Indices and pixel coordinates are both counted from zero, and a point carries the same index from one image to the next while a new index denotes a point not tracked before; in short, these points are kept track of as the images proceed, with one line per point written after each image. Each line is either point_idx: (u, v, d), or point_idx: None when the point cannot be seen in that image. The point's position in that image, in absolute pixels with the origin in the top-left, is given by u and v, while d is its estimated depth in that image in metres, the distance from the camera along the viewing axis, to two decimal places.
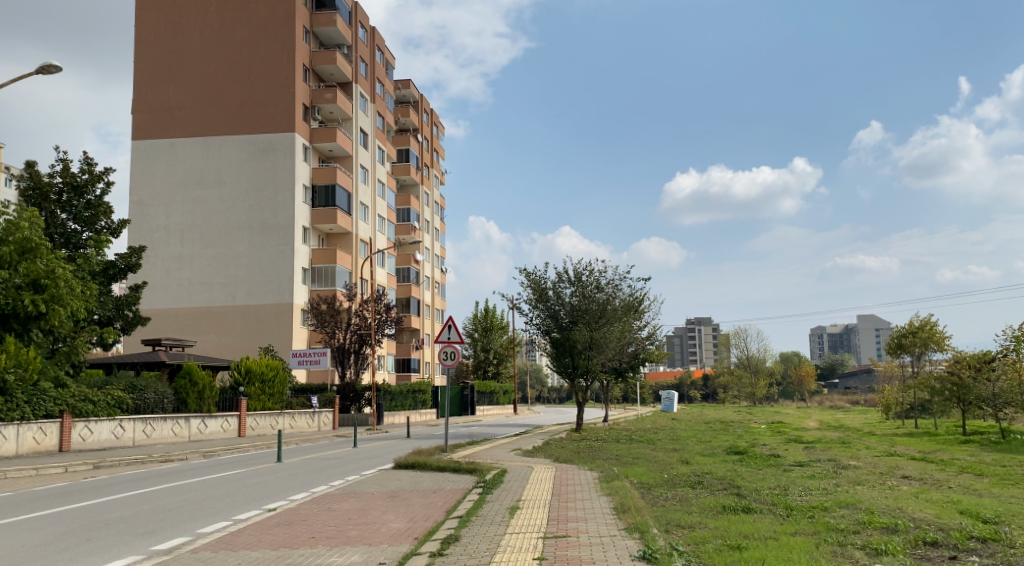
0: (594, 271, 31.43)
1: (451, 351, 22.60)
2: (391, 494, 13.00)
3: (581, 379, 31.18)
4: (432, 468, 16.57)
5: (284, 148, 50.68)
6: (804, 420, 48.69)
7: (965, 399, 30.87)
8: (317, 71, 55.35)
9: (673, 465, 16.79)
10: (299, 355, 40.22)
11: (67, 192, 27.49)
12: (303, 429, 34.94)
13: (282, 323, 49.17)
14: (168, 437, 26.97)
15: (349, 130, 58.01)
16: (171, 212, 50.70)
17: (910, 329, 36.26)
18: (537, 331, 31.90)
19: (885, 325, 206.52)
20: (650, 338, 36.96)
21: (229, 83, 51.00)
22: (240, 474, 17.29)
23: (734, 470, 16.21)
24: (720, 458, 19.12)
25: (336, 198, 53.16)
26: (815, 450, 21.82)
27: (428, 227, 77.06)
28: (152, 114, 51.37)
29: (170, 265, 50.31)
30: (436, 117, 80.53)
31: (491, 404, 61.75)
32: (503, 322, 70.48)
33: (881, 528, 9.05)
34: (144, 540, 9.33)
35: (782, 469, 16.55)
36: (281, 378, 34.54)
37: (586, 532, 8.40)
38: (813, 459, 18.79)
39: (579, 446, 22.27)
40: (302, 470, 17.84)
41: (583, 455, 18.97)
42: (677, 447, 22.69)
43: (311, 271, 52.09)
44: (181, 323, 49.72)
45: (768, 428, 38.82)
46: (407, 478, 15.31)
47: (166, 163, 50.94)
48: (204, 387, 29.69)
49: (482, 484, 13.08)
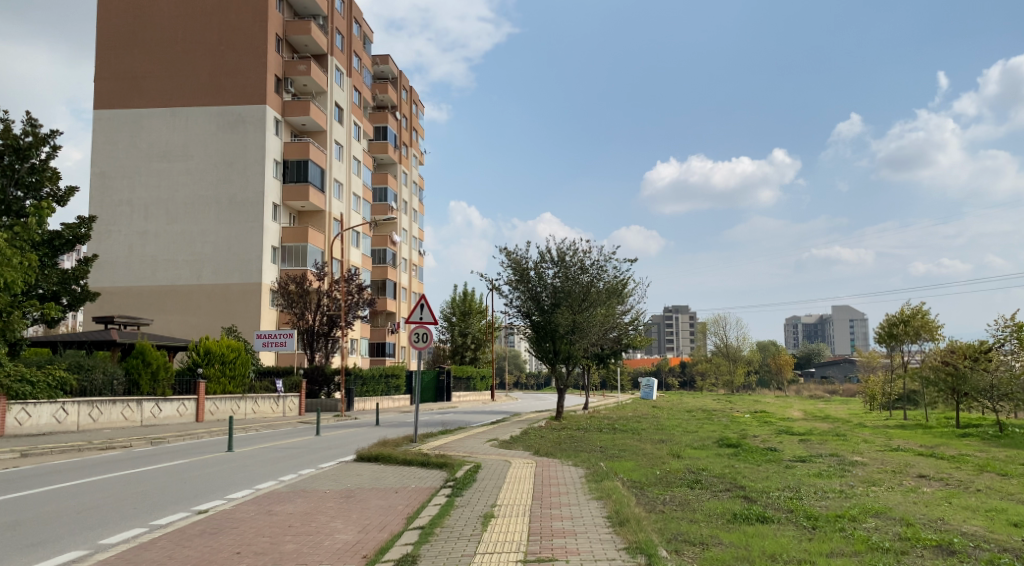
0: (577, 251, 29.76)
1: (423, 332, 20.87)
2: (347, 493, 11.28)
3: (562, 365, 29.75)
4: (397, 462, 14.89)
5: (254, 120, 48.45)
6: (788, 409, 47.33)
7: (960, 391, 29.51)
8: (291, 41, 53.02)
9: (664, 461, 15.19)
10: (264, 336, 38.03)
11: (9, 154, 25.19)
12: (266, 414, 33.11)
13: (250, 304, 47.13)
14: (118, 422, 25.10)
15: (323, 104, 55.82)
16: (135, 185, 48.34)
17: (901, 317, 34.90)
18: (517, 314, 30.25)
19: (860, 316, 207.39)
20: (633, 323, 35.36)
21: (196, 52, 48.54)
22: (186, 466, 15.48)
23: (734, 466, 14.62)
24: (713, 452, 17.55)
25: (308, 173, 51.00)
26: (813, 443, 20.35)
27: (405, 207, 75.01)
28: (114, 81, 48.80)
29: (133, 241, 47.97)
30: (415, 94, 78.34)
31: (467, 390, 60.18)
32: (482, 306, 68.87)
33: (933, 547, 7.46)
34: (26, 556, 7.55)
35: (785, 465, 15.01)
36: (244, 360, 32.65)
37: (578, 553, 6.73)
38: (814, 454, 17.25)
39: (560, 436, 20.67)
40: (254, 461, 16.05)
41: (565, 447, 17.31)
42: (664, 438, 21.10)
43: (281, 250, 50.00)
44: (144, 302, 47.46)
45: (753, 417, 37.51)
46: (369, 474, 13.60)
47: (129, 134, 48.52)
48: (158, 367, 27.68)
49: (452, 484, 11.34)
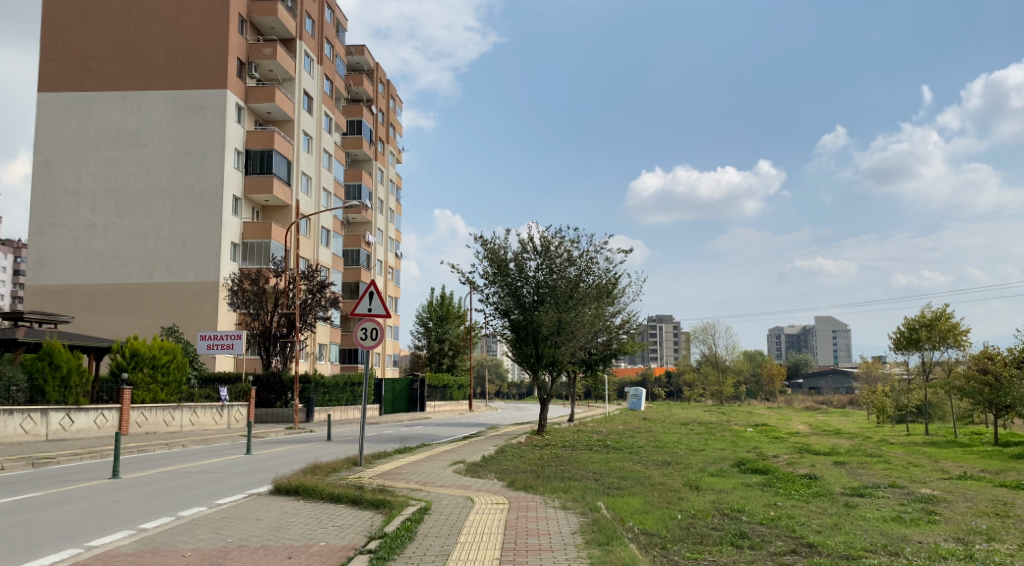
0: (564, 240, 25.95)
1: (372, 327, 16.49)
2: (213, 560, 7.28)
3: (545, 371, 25.94)
4: (320, 498, 10.95)
5: (212, 105, 44.27)
6: (790, 423, 43.23)
7: (1001, 404, 25.77)
8: (256, 23, 48.93)
9: (681, 497, 11.35)
10: (209, 338, 33.83)
11: None
12: (207, 427, 29.10)
13: (206, 304, 42.87)
14: (15, 436, 21.06)
15: (291, 91, 51.73)
16: (82, 174, 44.05)
17: (922, 321, 31.06)
18: (495, 313, 26.34)
19: (843, 327, 206.49)
20: (624, 326, 31.57)
21: (151, 31, 44.37)
22: (48, 501, 11.41)
23: (776, 505, 10.74)
24: (738, 481, 13.61)
25: (272, 164, 46.86)
26: (853, 467, 16.47)
27: (382, 207, 70.97)
28: (62, 62, 44.55)
29: (80, 236, 43.67)
30: (393, 89, 74.33)
31: (443, 400, 56.11)
32: (460, 310, 64.88)
33: None
34: None
35: (842, 503, 11.14)
36: (180, 363, 28.58)
37: None
38: (872, 484, 13.37)
39: (541, 457, 16.84)
40: (144, 494, 12.03)
41: (549, 475, 13.32)
42: (669, 460, 17.25)
43: (242, 247, 45.83)
44: (90, 302, 43.15)
45: (756, 431, 33.39)
46: (274, 519, 9.60)
47: (78, 119, 44.30)
48: (69, 372, 23.64)
49: (372, 549, 7.19)
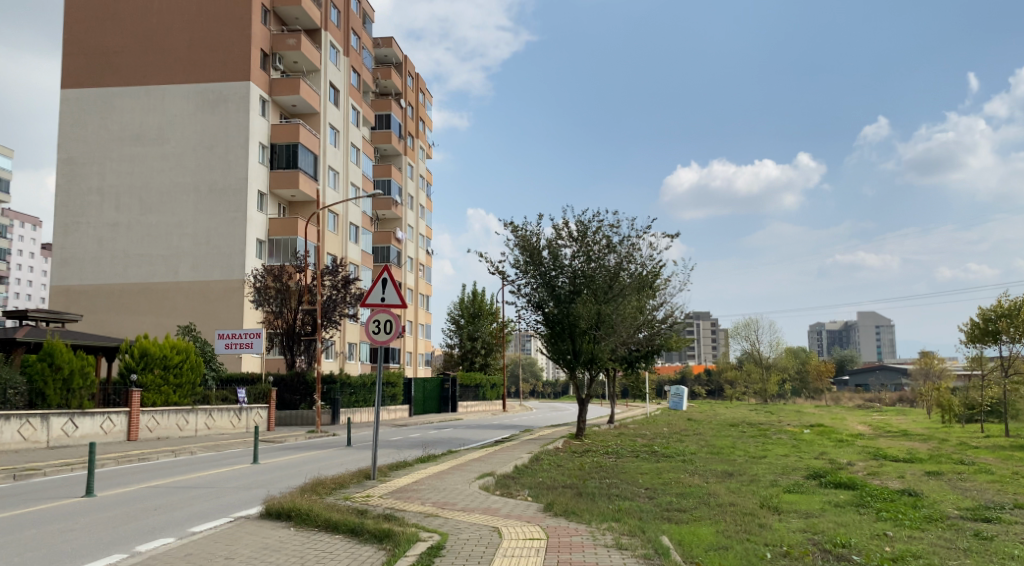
0: (602, 226, 23.76)
1: (384, 319, 14.38)
2: None
3: (582, 370, 23.53)
4: (315, 527, 8.86)
5: (235, 98, 42.58)
6: (847, 422, 40.26)
7: None
8: (280, 14, 47.27)
9: (762, 523, 9.07)
10: (228, 336, 32.12)
11: None
12: (225, 430, 27.47)
13: (231, 303, 41.30)
14: (11, 443, 19.41)
15: (317, 83, 49.96)
16: (105, 171, 42.75)
17: (1000, 311, 28.21)
18: (528, 307, 24.09)
19: (887, 321, 201.29)
20: (667, 319, 29.24)
21: (174, 23, 42.89)
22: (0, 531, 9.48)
23: (888, 536, 8.43)
24: (822, 500, 11.27)
25: (298, 158, 45.07)
26: (948, 478, 14.01)
27: (412, 202, 69.07)
28: (86, 58, 43.33)
29: (104, 235, 42.36)
30: (422, 83, 72.51)
31: (476, 400, 54.11)
32: (493, 307, 62.78)
33: None
34: None
35: (971, 532, 8.74)
36: (194, 362, 26.86)
37: None
38: (993, 503, 10.92)
39: (582, 468, 14.62)
40: (119, 520, 10.05)
41: (595, 493, 11.13)
42: (730, 470, 14.95)
43: (268, 244, 44.15)
44: (115, 302, 41.82)
45: (813, 433, 30.70)
46: (245, 559, 7.48)
47: (101, 115, 43.01)
48: (71, 374, 21.88)
49: None
